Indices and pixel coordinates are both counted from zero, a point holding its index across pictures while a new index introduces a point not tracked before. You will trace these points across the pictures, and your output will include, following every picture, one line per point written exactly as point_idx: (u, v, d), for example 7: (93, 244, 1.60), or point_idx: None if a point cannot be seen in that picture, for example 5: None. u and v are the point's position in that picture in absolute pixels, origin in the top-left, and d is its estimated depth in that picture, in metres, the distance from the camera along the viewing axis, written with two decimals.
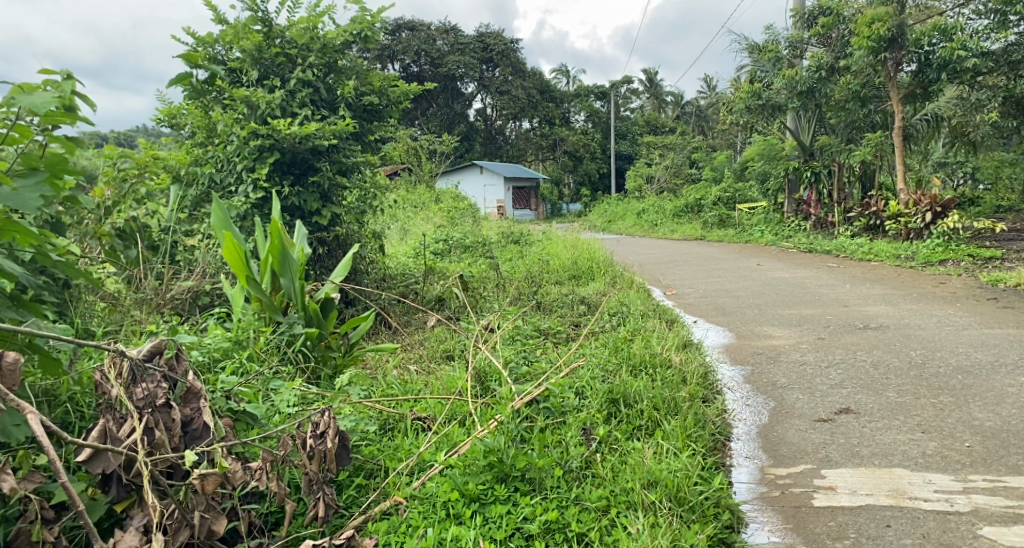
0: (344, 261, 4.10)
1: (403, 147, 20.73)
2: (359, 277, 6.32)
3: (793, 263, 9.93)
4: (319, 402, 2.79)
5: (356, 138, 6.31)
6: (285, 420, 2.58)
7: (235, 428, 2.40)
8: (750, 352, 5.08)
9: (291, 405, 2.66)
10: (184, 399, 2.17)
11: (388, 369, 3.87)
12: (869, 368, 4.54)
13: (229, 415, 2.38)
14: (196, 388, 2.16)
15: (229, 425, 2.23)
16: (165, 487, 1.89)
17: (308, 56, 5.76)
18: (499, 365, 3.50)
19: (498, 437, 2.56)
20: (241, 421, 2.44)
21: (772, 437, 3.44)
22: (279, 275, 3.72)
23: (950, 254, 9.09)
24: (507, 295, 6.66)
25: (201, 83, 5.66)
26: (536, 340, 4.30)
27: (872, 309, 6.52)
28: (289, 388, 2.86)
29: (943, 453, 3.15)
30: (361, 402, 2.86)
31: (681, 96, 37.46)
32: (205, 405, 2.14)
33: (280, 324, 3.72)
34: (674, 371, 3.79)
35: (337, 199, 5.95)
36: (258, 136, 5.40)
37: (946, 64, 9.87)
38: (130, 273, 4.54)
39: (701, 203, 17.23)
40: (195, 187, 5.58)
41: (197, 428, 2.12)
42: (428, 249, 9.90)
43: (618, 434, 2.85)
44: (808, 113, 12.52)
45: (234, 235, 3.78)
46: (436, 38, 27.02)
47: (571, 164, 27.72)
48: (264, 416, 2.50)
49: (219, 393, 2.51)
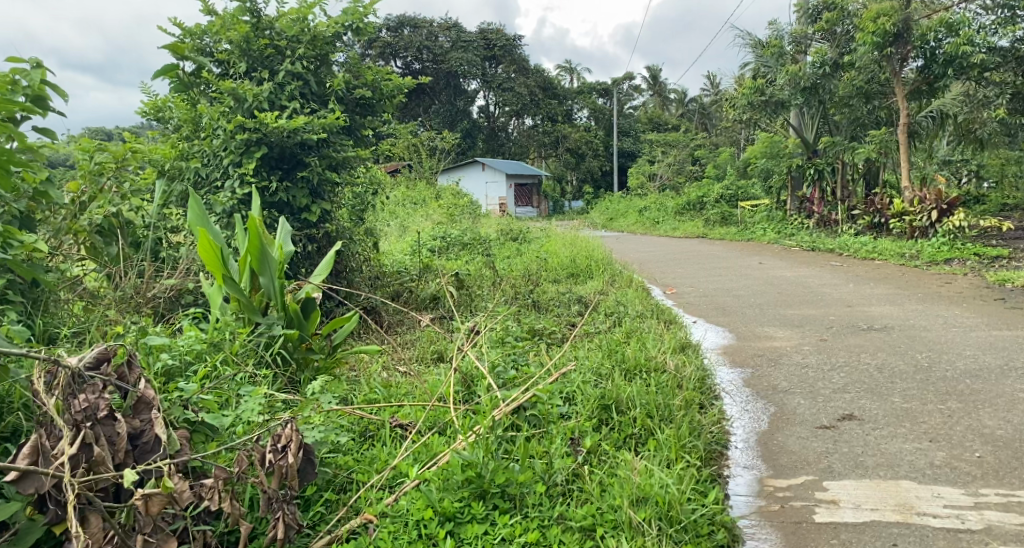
0: (326, 259, 3.91)
1: (404, 144, 20.59)
2: (351, 276, 6.17)
3: (796, 261, 9.77)
4: (289, 412, 2.61)
5: (347, 133, 6.15)
6: (249, 431, 2.44)
7: (192, 439, 2.30)
8: (750, 354, 4.92)
9: (260, 415, 2.52)
10: (137, 408, 2.16)
11: (371, 373, 3.73)
12: (874, 372, 4.38)
13: (185, 426, 2.27)
14: (146, 397, 2.15)
15: (185, 438, 2.17)
16: (96, 514, 1.85)
17: (297, 48, 5.60)
18: (486, 368, 3.35)
19: (477, 451, 2.40)
20: (200, 432, 2.34)
21: (772, 445, 3.28)
22: (258, 275, 3.55)
23: (956, 253, 8.91)
24: (503, 294, 6.51)
25: (188, 75, 5.52)
26: (525, 342, 4.14)
27: (876, 309, 6.34)
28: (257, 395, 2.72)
29: (952, 464, 3.00)
30: (335, 409, 2.67)
31: (684, 94, 37.22)
32: (157, 416, 2.11)
33: (258, 325, 3.55)
34: (670, 376, 3.64)
35: (327, 194, 5.79)
36: (245, 129, 5.24)
37: (951, 60, 9.77)
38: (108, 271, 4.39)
39: (703, 201, 17.05)
40: (181, 182, 5.43)
41: (148, 441, 2.11)
42: (425, 246, 9.75)
43: (608, 445, 2.69)
44: (811, 110, 12.37)
45: (211, 232, 3.62)
46: (438, 34, 26.87)
47: (574, 161, 27.56)
48: (224, 426, 2.38)
49: (177, 402, 2.38)
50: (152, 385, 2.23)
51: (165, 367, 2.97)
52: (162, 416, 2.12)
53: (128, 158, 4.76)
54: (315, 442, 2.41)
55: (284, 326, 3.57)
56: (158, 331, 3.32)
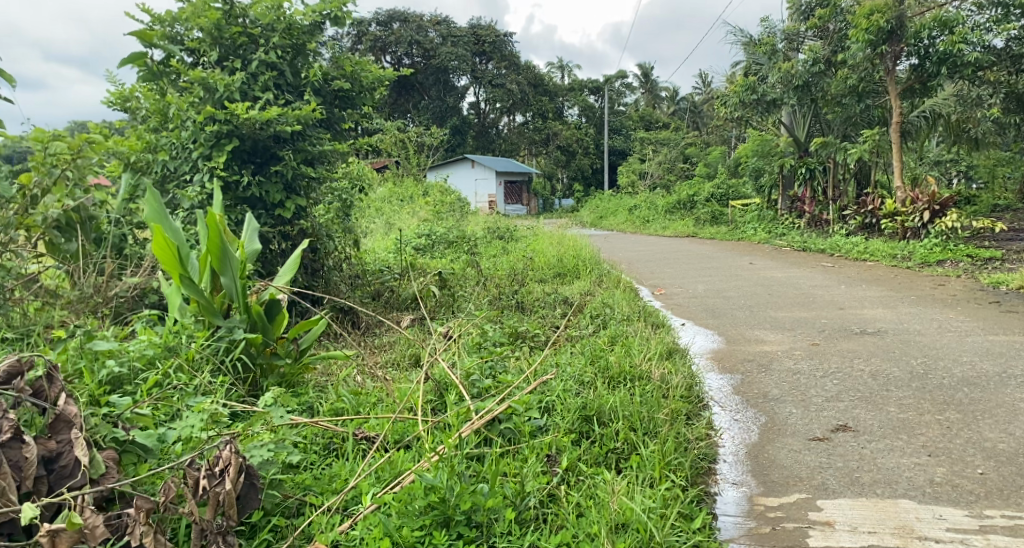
0: (294, 258, 3.68)
1: (392, 139, 20.32)
2: (328, 274, 5.91)
3: (787, 262, 9.61)
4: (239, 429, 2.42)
5: (326, 127, 5.95)
6: (188, 450, 2.29)
7: (121, 461, 2.18)
8: (740, 358, 4.74)
9: (203, 433, 2.37)
10: (55, 428, 2.06)
11: (343, 382, 3.52)
12: (868, 379, 4.21)
13: (113, 447, 2.16)
14: (66, 415, 2.06)
15: (112, 459, 2.08)
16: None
17: (271, 37, 5.38)
18: (460, 376, 3.15)
19: (441, 473, 2.20)
20: (131, 454, 2.22)
21: (762, 459, 3.11)
22: (219, 274, 3.34)
23: (948, 253, 8.77)
24: (487, 294, 6.33)
25: (157, 64, 5.28)
26: (504, 348, 3.94)
27: (869, 312, 6.17)
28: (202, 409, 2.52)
29: (953, 482, 2.83)
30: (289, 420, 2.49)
31: (674, 91, 37.14)
32: (77, 438, 2.02)
33: (219, 328, 3.34)
34: (655, 385, 3.46)
35: (302, 190, 5.56)
36: (215, 121, 5.02)
37: (945, 58, 9.54)
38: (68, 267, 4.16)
39: (693, 199, 16.85)
40: (149, 176, 5.21)
41: (66, 464, 2.00)
42: (410, 244, 9.55)
43: (586, 464, 2.51)
44: (803, 109, 12.24)
45: (171, 229, 3.41)
46: (428, 30, 26.60)
47: (565, 159, 27.37)
48: (157, 447, 2.27)
49: (104, 421, 2.22)
50: (75, 401, 2.14)
51: (112, 374, 2.74)
52: (83, 436, 2.03)
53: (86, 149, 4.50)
54: (265, 461, 2.21)
55: (246, 329, 3.35)
56: (107, 335, 3.11)
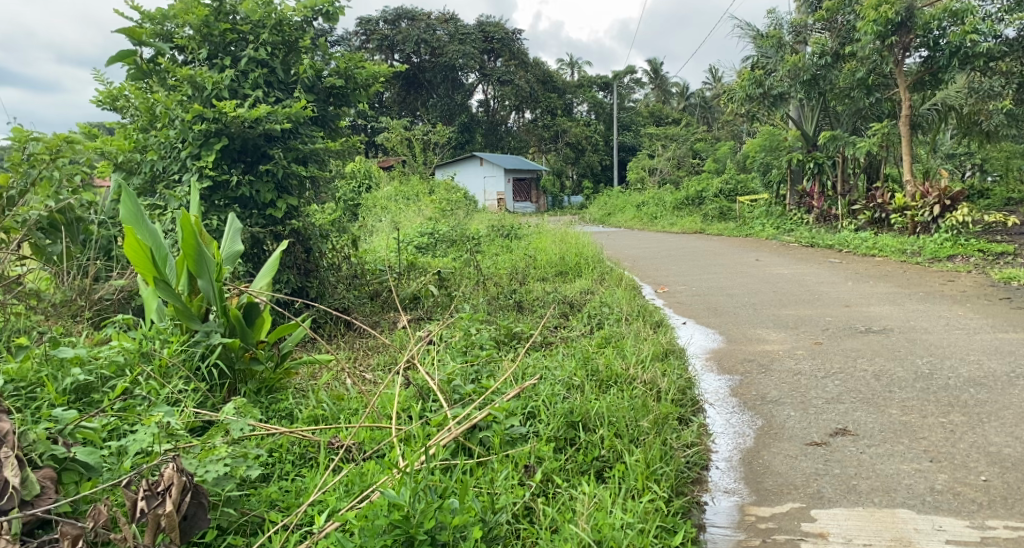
0: (272, 260, 3.60)
1: (398, 137, 20.22)
2: (322, 274, 5.75)
3: (793, 258, 9.45)
4: (194, 445, 2.37)
5: (320, 125, 5.87)
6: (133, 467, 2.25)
7: (61, 480, 2.14)
8: (740, 358, 4.60)
9: (155, 445, 2.32)
10: None
11: (327, 388, 3.43)
12: (871, 380, 4.07)
13: (51, 465, 2.13)
14: None
15: (47, 478, 2.06)
16: None
17: (261, 33, 5.30)
18: (442, 381, 3.04)
19: (407, 488, 2.10)
20: (72, 472, 2.19)
21: (757, 466, 2.99)
22: (196, 277, 3.25)
23: (959, 249, 8.58)
24: (487, 294, 6.23)
25: (146, 62, 5.23)
26: (491, 350, 3.83)
27: (876, 309, 6.02)
28: (158, 422, 2.45)
29: (955, 490, 2.70)
30: (257, 424, 2.50)
31: (684, 87, 36.94)
32: (7, 457, 1.97)
33: (197, 333, 3.26)
34: (646, 388, 3.36)
35: (293, 190, 5.47)
36: (204, 120, 4.94)
37: (958, 49, 9.37)
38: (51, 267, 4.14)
39: (702, 195, 16.66)
40: (138, 176, 5.14)
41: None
42: (412, 244, 9.45)
43: (563, 480, 2.44)
44: (811, 103, 12.06)
45: (146, 230, 3.32)
46: (436, 28, 26.48)
47: (574, 156, 27.20)
48: (102, 463, 2.23)
49: (42, 438, 2.18)
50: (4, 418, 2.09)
51: (77, 382, 2.69)
52: (14, 456, 1.99)
53: (63, 148, 4.54)
54: (221, 476, 2.20)
55: (225, 333, 3.26)
56: (77, 342, 3.05)
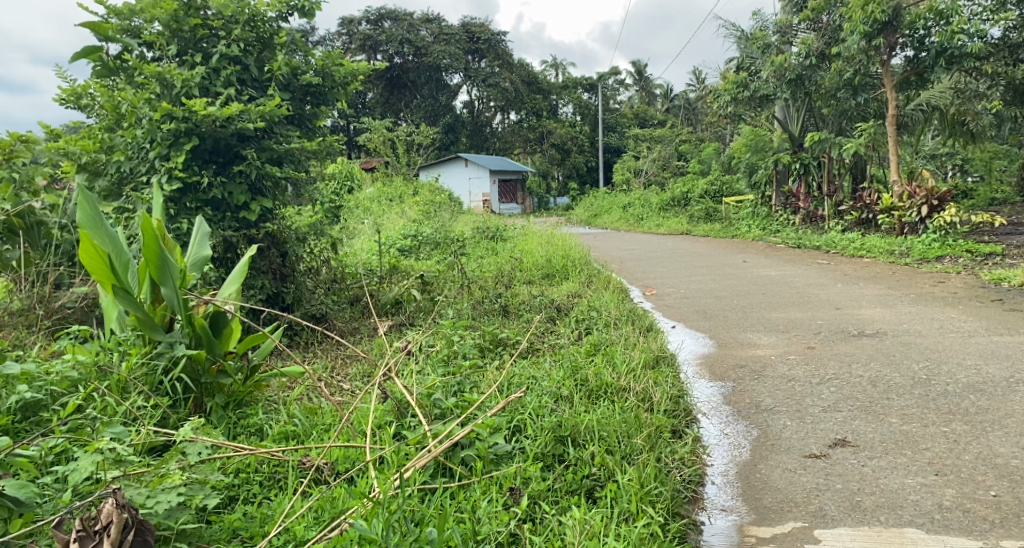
0: (241, 265, 3.40)
1: (381, 138, 19.96)
2: (298, 279, 5.50)
3: (781, 259, 9.33)
4: (139, 475, 2.19)
5: (297, 124, 5.67)
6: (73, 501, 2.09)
7: None
8: (732, 364, 4.45)
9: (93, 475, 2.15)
10: None
11: (299, 403, 3.23)
12: (867, 386, 3.93)
13: None
14: None
15: None
16: None
17: (234, 30, 5.11)
18: (421, 395, 2.84)
19: (381, 525, 1.95)
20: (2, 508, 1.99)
21: (755, 481, 2.83)
22: (159, 284, 3.04)
23: (947, 249, 8.48)
24: (471, 298, 6.06)
25: (113, 59, 5.02)
26: (474, 359, 3.64)
27: (867, 312, 5.90)
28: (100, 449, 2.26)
29: (964, 506, 2.59)
30: (213, 447, 2.34)
31: (668, 88, 36.84)
32: None
33: (160, 344, 3.05)
34: (636, 398, 3.21)
35: (268, 192, 5.26)
36: (173, 119, 4.73)
37: (942, 50, 9.29)
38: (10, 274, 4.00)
39: (688, 196, 16.55)
40: (104, 178, 4.92)
41: None
42: (393, 246, 9.24)
43: (550, 505, 2.27)
44: (796, 104, 11.98)
45: (105, 233, 3.11)
46: (420, 28, 26.23)
47: (559, 157, 27.06)
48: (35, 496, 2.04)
49: None
50: None
51: (23, 401, 2.51)
52: None
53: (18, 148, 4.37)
54: (174, 507, 2.08)
55: (190, 344, 3.06)
56: (27, 356, 2.85)
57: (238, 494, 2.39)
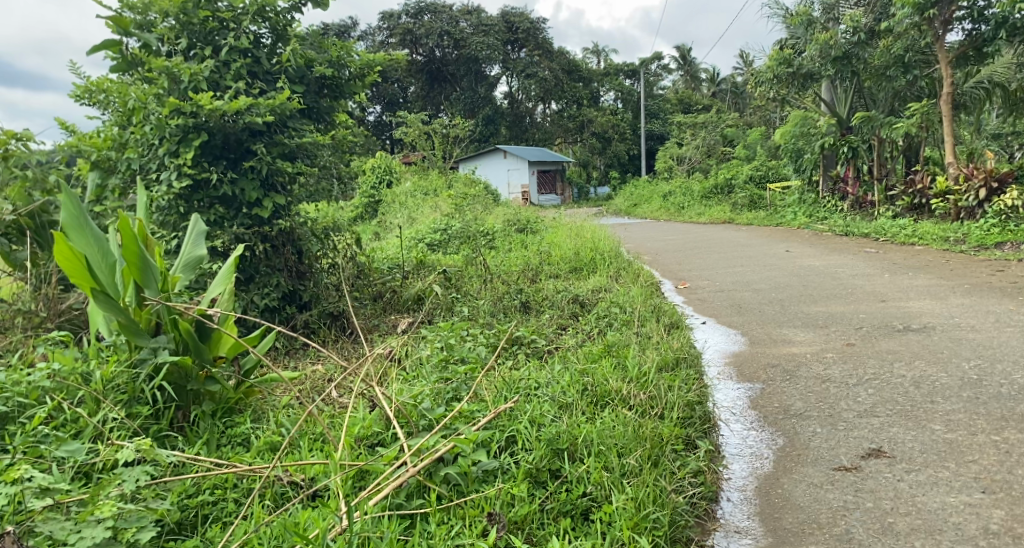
0: (229, 267, 3.27)
1: (418, 131, 19.80)
2: (316, 276, 5.27)
3: (826, 248, 8.90)
4: (66, 502, 2.14)
5: (314, 118, 5.48)
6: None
7: None
8: (763, 363, 4.15)
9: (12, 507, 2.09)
10: None
11: (293, 411, 3.08)
12: (910, 388, 3.60)
13: None
14: None
15: None
16: None
17: (244, 20, 4.91)
18: (409, 404, 2.72)
19: None
20: None
21: (775, 498, 2.59)
22: (142, 288, 2.92)
23: (1007, 235, 7.96)
24: (496, 291, 5.87)
25: (132, 53, 4.86)
26: (479, 361, 3.44)
27: (915, 305, 5.51)
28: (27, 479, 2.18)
29: (1014, 532, 2.32)
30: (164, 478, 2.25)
31: (714, 73, 35.86)
32: None
33: (145, 350, 2.90)
34: (642, 410, 2.98)
35: (281, 187, 5.02)
36: (181, 114, 4.54)
37: (1005, 20, 8.74)
38: (20, 276, 4.00)
39: (731, 183, 16.07)
40: (117, 176, 4.76)
41: None
42: (424, 241, 9.10)
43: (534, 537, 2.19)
44: (844, 84, 11.48)
45: (88, 234, 2.98)
46: (459, 20, 25.97)
47: (600, 146, 26.65)
48: None
49: None
50: None
51: None
52: None
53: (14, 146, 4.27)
54: (101, 542, 2.01)
55: (176, 349, 2.91)
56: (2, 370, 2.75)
57: (210, 513, 2.30)
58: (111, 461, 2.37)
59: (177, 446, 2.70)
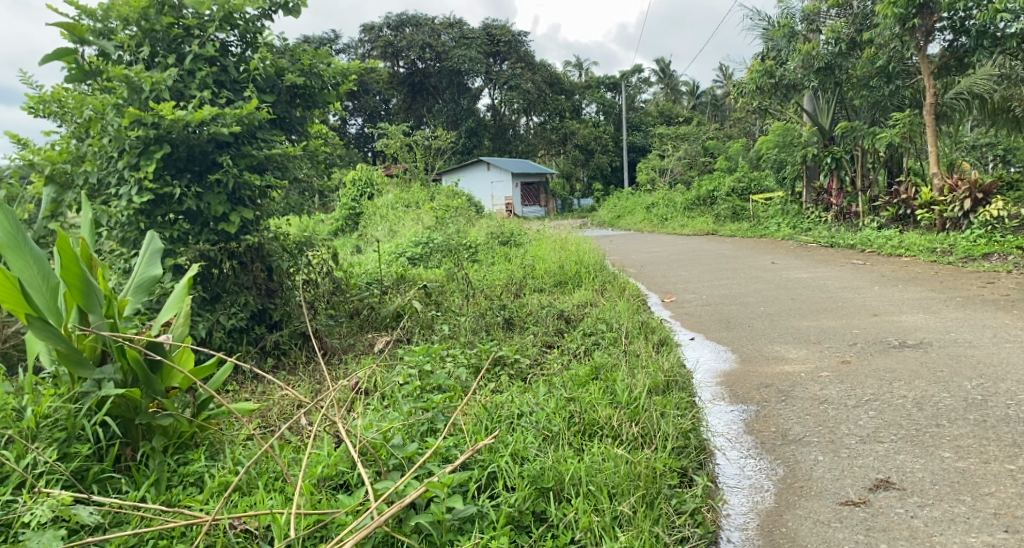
0: (183, 289, 3.01)
1: (398, 144, 19.52)
2: (288, 294, 4.98)
3: (813, 260, 8.75)
4: None
5: (285, 129, 5.19)
6: None
7: None
8: (757, 383, 3.93)
9: None
10: None
11: (255, 444, 2.84)
12: (913, 410, 3.40)
13: None
14: None
15: None
16: None
17: (210, 27, 4.65)
18: (377, 440, 2.51)
19: None
20: None
21: (780, 538, 2.39)
22: (85, 312, 2.66)
23: (994, 245, 7.84)
24: (477, 307, 5.63)
25: (90, 62, 4.56)
26: (454, 390, 3.20)
27: (908, 319, 5.34)
28: None
29: None
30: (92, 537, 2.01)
31: (695, 86, 35.92)
32: None
33: (88, 381, 2.64)
34: (627, 443, 2.77)
35: (248, 202, 4.74)
36: (143, 125, 4.23)
37: (984, 30, 8.70)
38: None
39: (714, 194, 15.93)
40: (73, 190, 4.40)
41: None
42: (403, 255, 8.84)
43: None
44: (826, 95, 11.37)
45: (26, 253, 2.70)
46: (441, 32, 25.77)
47: (583, 158, 26.52)
48: None
49: None
50: None
51: None
52: None
53: None
54: None
55: (123, 380, 2.65)
56: None
57: None
58: (21, 519, 2.16)
59: (121, 490, 2.46)
